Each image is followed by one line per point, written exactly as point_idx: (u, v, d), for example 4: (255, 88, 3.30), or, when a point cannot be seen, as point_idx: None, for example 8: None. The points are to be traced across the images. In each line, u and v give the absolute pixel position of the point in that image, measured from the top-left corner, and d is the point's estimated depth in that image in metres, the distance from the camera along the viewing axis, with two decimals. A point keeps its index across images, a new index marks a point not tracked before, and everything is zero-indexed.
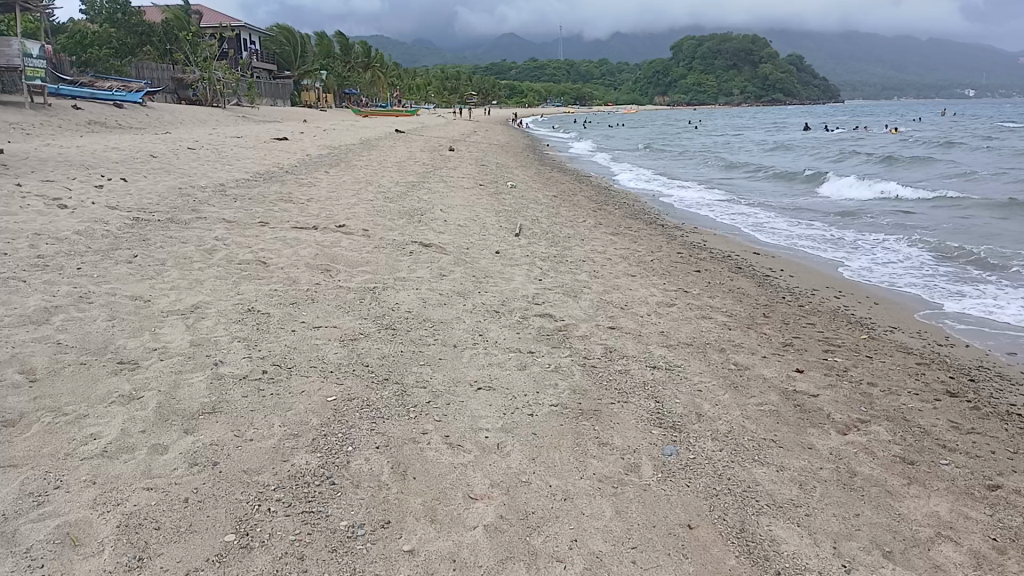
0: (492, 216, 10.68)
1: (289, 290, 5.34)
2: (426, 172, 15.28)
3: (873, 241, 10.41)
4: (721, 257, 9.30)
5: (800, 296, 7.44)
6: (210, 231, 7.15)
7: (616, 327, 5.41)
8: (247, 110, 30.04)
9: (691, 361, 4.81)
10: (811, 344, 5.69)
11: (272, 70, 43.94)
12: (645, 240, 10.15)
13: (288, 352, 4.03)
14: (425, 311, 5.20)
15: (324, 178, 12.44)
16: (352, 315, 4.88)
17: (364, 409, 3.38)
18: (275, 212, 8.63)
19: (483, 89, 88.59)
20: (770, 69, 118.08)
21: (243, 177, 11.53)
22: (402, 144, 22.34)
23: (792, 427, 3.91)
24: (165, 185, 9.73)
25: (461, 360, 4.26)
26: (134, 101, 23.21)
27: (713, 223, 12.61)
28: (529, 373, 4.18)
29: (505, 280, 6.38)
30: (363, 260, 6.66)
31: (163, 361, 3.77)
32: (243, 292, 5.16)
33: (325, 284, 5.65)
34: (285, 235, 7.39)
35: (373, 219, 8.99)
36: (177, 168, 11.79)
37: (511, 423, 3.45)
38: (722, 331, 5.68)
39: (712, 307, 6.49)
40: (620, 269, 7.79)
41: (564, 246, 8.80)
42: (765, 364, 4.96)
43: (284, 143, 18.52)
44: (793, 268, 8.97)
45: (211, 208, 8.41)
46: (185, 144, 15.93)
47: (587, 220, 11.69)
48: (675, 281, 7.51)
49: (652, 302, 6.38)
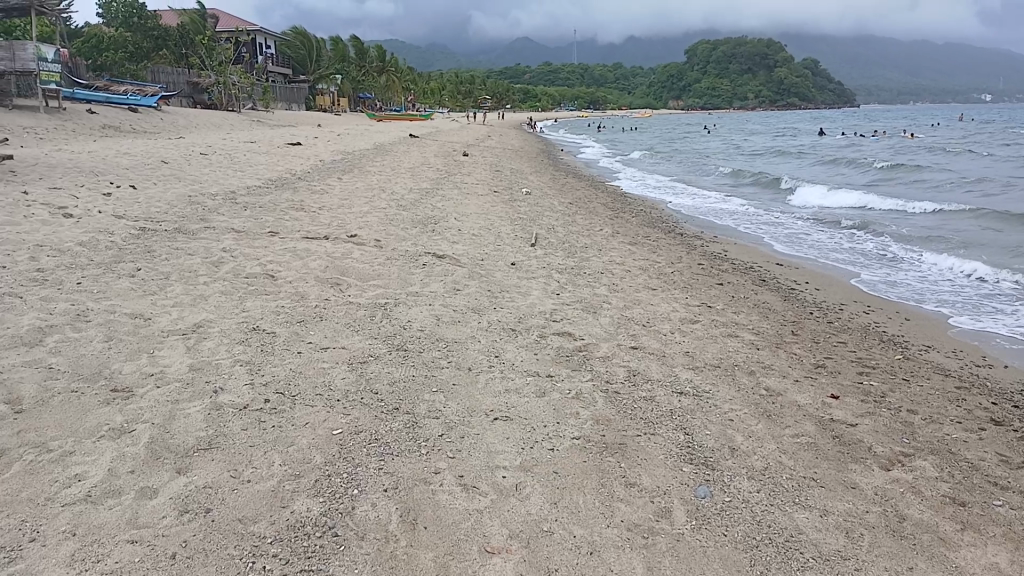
0: (508, 224, 10.43)
1: (298, 306, 5.11)
2: (440, 178, 15.07)
3: (901, 252, 10.08)
4: (744, 269, 9.00)
5: (828, 311, 7.15)
6: (218, 241, 6.94)
7: (639, 347, 5.14)
8: (261, 115, 29.98)
9: (719, 386, 4.54)
10: (845, 366, 5.40)
11: (288, 74, 43.98)
12: (664, 250, 9.87)
13: (292, 377, 3.79)
14: (438, 329, 4.96)
15: (337, 185, 12.24)
16: (361, 334, 4.63)
17: (372, 445, 3.13)
18: (285, 221, 8.42)
19: (497, 93, 88.46)
20: (786, 74, 117.30)
21: (255, 184, 11.35)
22: (416, 149, 22.16)
23: (832, 463, 3.63)
24: (175, 193, 9.56)
25: (476, 385, 4.00)
26: (148, 104, 23.13)
27: (734, 232, 12.32)
28: (549, 401, 3.93)
29: (521, 295, 6.13)
30: (374, 272, 6.43)
31: (159, 388, 3.54)
32: (249, 309, 4.93)
33: (334, 299, 5.41)
34: (295, 245, 7.17)
35: (386, 228, 8.76)
36: (188, 174, 11.63)
37: (531, 460, 3.19)
38: (750, 351, 5.40)
39: (738, 323, 6.22)
40: (640, 282, 7.52)
41: (581, 257, 8.53)
42: (798, 389, 4.68)
43: (297, 148, 18.37)
44: (819, 281, 8.67)
45: (220, 217, 8.23)
46: (197, 149, 15.80)
47: (604, 228, 11.42)
48: (697, 295, 7.23)
49: (674, 319, 6.10)
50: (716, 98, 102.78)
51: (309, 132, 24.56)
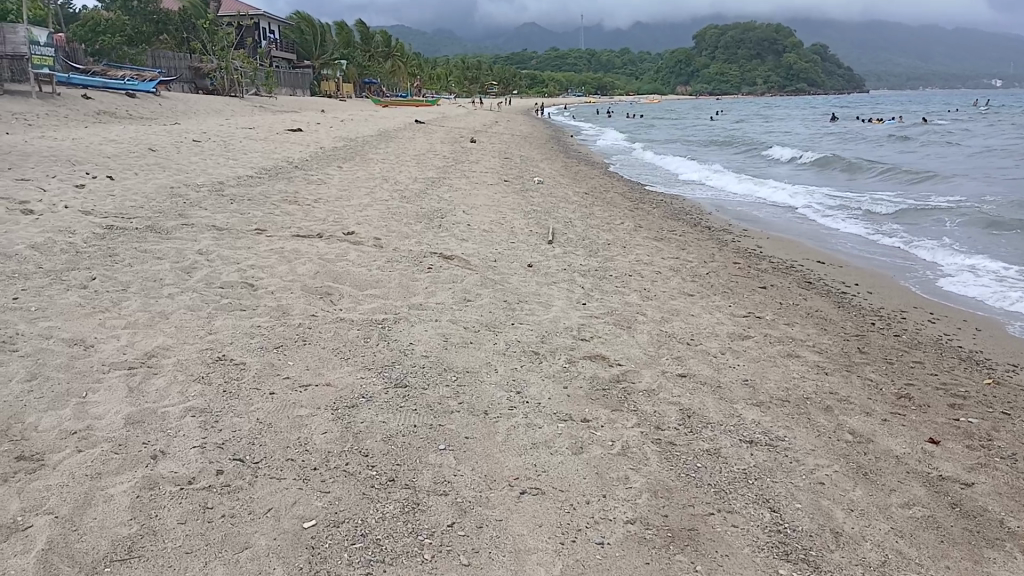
0: (521, 218, 9.57)
1: (278, 326, 4.23)
2: (447, 167, 14.21)
3: (954, 249, 9.22)
4: (785, 268, 8.14)
5: (892, 322, 6.27)
6: (194, 242, 6.07)
7: (687, 373, 4.27)
8: (264, 100, 29.14)
9: (796, 431, 3.67)
10: (932, 397, 4.51)
11: (292, 58, 43.16)
12: (693, 247, 8.99)
13: (257, 433, 2.92)
14: (446, 355, 4.08)
15: (336, 174, 11.40)
16: (353, 365, 3.76)
17: (356, 549, 2.27)
18: (275, 217, 7.55)
19: (503, 78, 87.20)
20: (797, 57, 115.63)
21: (247, 174, 10.49)
22: (422, 135, 21.24)
23: (966, 552, 2.77)
24: (157, 184, 8.73)
25: (494, 439, 3.12)
26: (148, 89, 22.25)
27: (766, 225, 11.46)
28: (590, 459, 3.06)
29: (543, 306, 5.26)
30: (371, 279, 5.57)
31: (80, 454, 2.68)
32: (216, 331, 4.07)
33: (321, 314, 4.55)
34: (282, 245, 6.31)
35: (388, 224, 7.90)
36: (175, 163, 10.76)
37: (574, 567, 2.32)
38: (818, 378, 4.53)
39: (796, 339, 5.34)
40: (675, 286, 6.64)
41: (603, 255, 7.66)
42: (887, 435, 3.81)
43: (298, 134, 17.55)
44: (870, 282, 7.80)
45: (202, 211, 7.39)
46: (192, 136, 14.98)
47: (625, 221, 10.54)
48: (741, 302, 6.34)
49: (721, 334, 5.21)
50: (725, 83, 101.91)
51: (312, 118, 23.67)
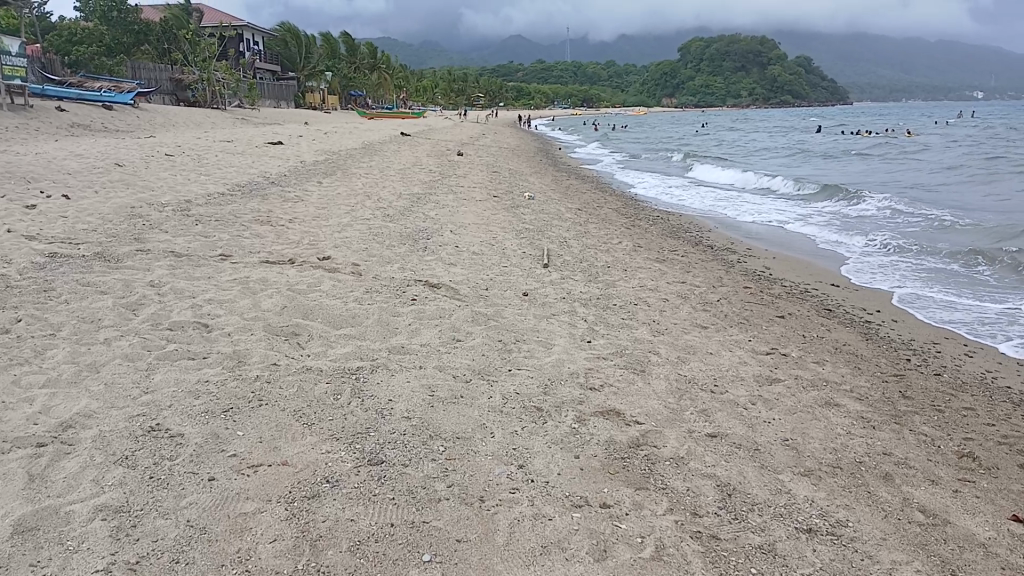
0: (513, 237, 8.94)
1: (230, 382, 3.53)
2: (433, 181, 13.56)
3: (978, 272, 8.64)
4: (799, 293, 7.53)
5: (928, 358, 5.65)
6: (146, 272, 5.39)
7: (718, 433, 3.61)
8: (248, 112, 28.41)
9: (858, 514, 3.02)
10: (999, 457, 3.86)
11: (276, 70, 42.52)
12: (698, 269, 8.37)
13: (184, 550, 2.24)
14: (431, 415, 3.40)
15: (316, 191, 10.71)
16: (318, 434, 3.08)
17: None
18: (244, 239, 6.88)
19: (489, 91, 86.71)
20: (781, 70, 115.74)
21: (218, 191, 9.79)
22: (407, 148, 20.58)
23: None
24: (117, 204, 8.02)
25: (494, 543, 2.44)
26: (124, 101, 21.34)
27: (770, 242, 10.91)
28: (616, 569, 2.39)
29: (543, 347, 4.59)
30: (345, 314, 4.89)
31: None
32: (154, 391, 3.37)
33: (285, 364, 3.85)
34: (248, 273, 5.64)
35: (368, 247, 7.22)
36: (141, 180, 10.06)
37: None
38: (867, 437, 3.90)
39: (830, 382, 4.71)
40: (686, 317, 5.99)
41: (604, 281, 7.02)
42: (964, 514, 3.16)
43: (278, 148, 16.85)
44: (893, 309, 7.17)
45: (161, 235, 6.69)
46: (165, 150, 14.25)
47: (623, 240, 9.91)
48: (762, 336, 5.69)
49: (748, 378, 4.55)
50: (711, 96, 102.23)
51: (295, 131, 22.97)
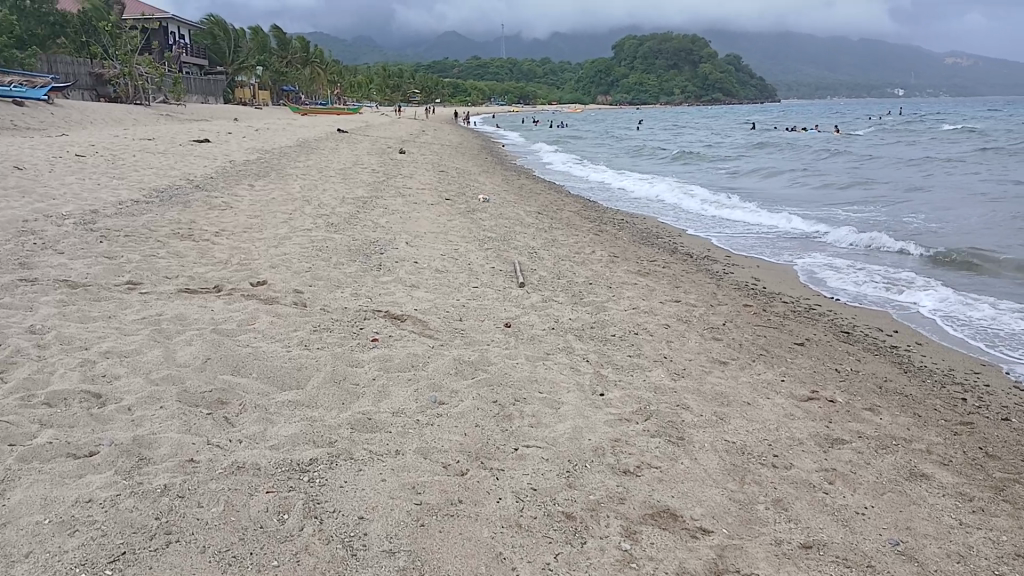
0: (475, 248, 7.91)
1: (125, 500, 2.41)
2: (377, 183, 12.41)
3: (985, 278, 7.92)
4: (805, 313, 6.68)
5: (983, 395, 4.78)
6: (27, 312, 4.17)
7: (812, 543, 2.66)
8: (174, 108, 26.56)
9: None
10: None
11: (204, 65, 40.38)
12: (686, 283, 7.49)
13: None
14: (424, 547, 2.34)
15: (248, 196, 9.45)
16: None
17: None
18: (158, 261, 5.65)
19: (427, 86, 85.12)
20: (714, 71, 117.32)
21: (134, 198, 8.46)
22: (346, 146, 19.29)
23: None
24: (8, 217, 6.70)
25: None
26: (37, 97, 19.50)
27: (747, 247, 10.05)
28: None
29: (551, 410, 3.56)
30: (289, 366, 3.77)
31: None
32: (6, 527, 2.22)
33: (207, 459, 2.73)
34: (160, 309, 4.46)
35: (312, 267, 6.08)
36: (42, 186, 8.65)
37: None
38: (988, 530, 2.99)
39: (899, 442, 3.80)
40: (699, 351, 5.03)
41: (590, 303, 6.04)
42: None
43: (206, 146, 15.41)
44: (910, 328, 6.35)
45: (56, 257, 5.44)
46: (75, 150, 12.72)
47: (595, 249, 8.97)
48: (793, 373, 4.77)
49: (807, 443, 3.60)
50: (646, 93, 102.82)
51: (225, 127, 21.38)
